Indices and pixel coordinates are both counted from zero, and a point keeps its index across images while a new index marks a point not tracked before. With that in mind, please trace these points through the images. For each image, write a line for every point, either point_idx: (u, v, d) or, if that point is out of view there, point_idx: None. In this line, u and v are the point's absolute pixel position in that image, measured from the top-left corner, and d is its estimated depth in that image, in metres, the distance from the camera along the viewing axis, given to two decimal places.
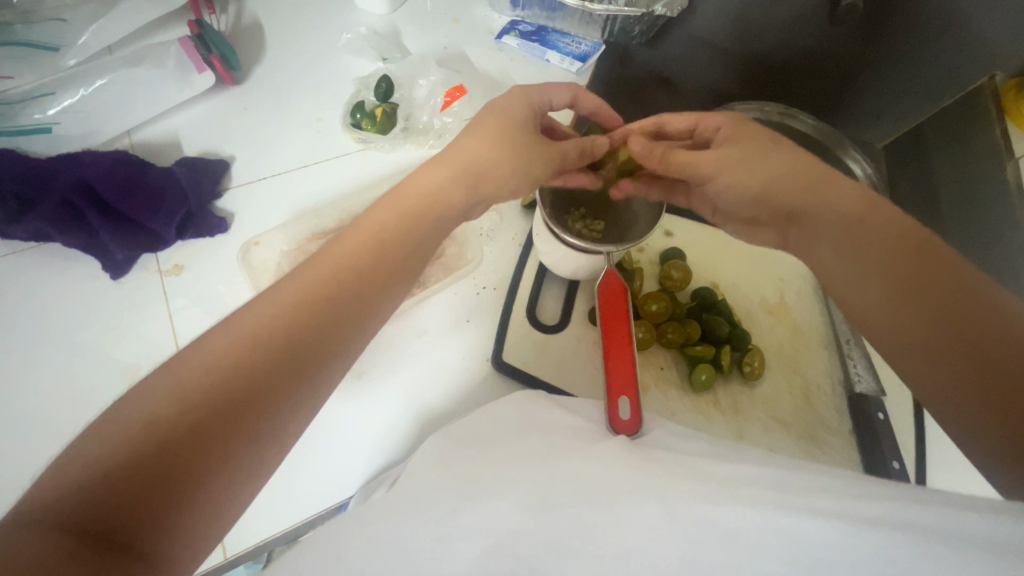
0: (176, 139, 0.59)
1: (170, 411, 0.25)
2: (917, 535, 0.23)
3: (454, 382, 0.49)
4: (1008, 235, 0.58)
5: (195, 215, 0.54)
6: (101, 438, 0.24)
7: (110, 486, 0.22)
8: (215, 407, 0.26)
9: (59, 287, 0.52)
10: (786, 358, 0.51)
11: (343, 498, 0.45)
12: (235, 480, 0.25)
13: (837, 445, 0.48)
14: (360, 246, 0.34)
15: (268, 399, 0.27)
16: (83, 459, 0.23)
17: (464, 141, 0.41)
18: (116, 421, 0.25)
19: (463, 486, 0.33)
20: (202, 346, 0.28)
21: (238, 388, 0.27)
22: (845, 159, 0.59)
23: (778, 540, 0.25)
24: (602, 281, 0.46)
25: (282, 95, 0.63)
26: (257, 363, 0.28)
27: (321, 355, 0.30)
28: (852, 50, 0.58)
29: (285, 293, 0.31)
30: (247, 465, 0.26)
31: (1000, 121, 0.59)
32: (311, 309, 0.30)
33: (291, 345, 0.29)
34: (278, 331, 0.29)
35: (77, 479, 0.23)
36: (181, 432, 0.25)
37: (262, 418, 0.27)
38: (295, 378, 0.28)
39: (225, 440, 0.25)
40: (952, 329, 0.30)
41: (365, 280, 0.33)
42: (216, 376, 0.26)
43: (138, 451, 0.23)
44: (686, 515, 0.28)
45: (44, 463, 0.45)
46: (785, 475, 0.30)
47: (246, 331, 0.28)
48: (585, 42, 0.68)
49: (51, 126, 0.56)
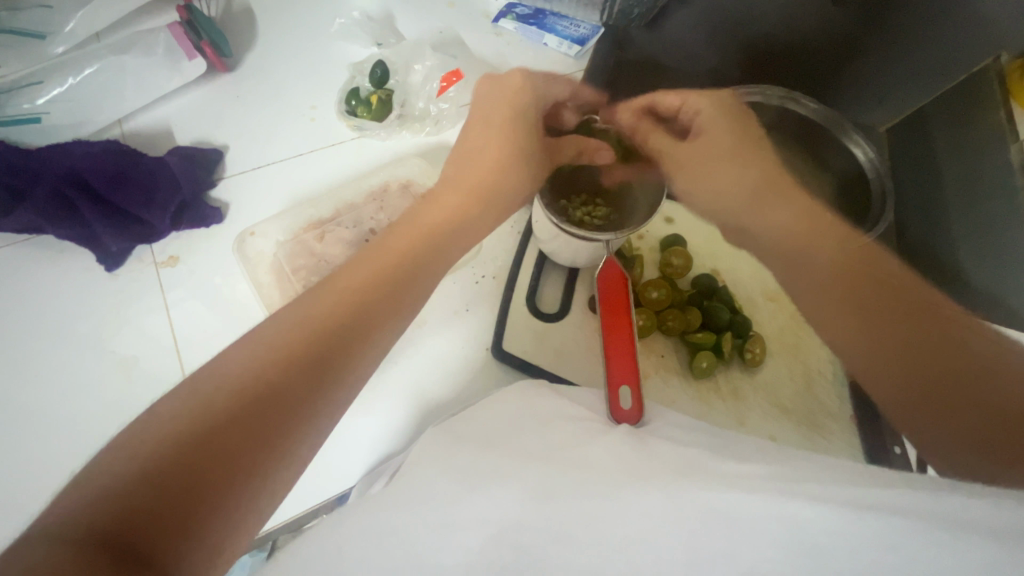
0: (168, 128, 0.58)
1: (195, 424, 0.25)
2: (917, 520, 0.23)
3: (454, 373, 0.49)
4: (1006, 225, 0.56)
5: (189, 205, 0.53)
6: (127, 453, 0.24)
7: (136, 498, 0.22)
8: (239, 420, 0.26)
9: (53, 279, 0.51)
10: (786, 344, 0.51)
11: (345, 489, 0.45)
12: (259, 492, 0.25)
13: (839, 430, 0.48)
14: (376, 269, 0.34)
15: (286, 416, 0.27)
16: (106, 471, 0.23)
17: (467, 169, 0.44)
18: (143, 436, 0.25)
19: (464, 476, 0.33)
20: (224, 362, 0.28)
21: (259, 404, 0.26)
22: (847, 142, 0.59)
23: (779, 527, 0.25)
24: (602, 270, 0.45)
25: (275, 82, 0.62)
26: (277, 380, 0.27)
27: (338, 372, 0.30)
28: (854, 32, 0.58)
29: (301, 311, 0.31)
30: (271, 479, 0.26)
31: (1004, 103, 0.57)
32: (328, 325, 0.30)
33: (310, 361, 0.29)
34: (299, 346, 0.29)
35: (100, 489, 0.23)
36: (206, 446, 0.24)
37: (281, 434, 0.27)
38: (315, 391, 0.28)
39: (250, 453, 0.25)
40: (925, 341, 0.32)
41: (380, 295, 0.33)
42: (240, 390, 0.27)
43: (162, 465, 0.23)
44: (688, 505, 0.27)
45: (45, 457, 0.45)
46: (788, 462, 0.30)
47: (268, 348, 0.28)
48: (583, 25, 0.68)
49: (40, 116, 0.55)
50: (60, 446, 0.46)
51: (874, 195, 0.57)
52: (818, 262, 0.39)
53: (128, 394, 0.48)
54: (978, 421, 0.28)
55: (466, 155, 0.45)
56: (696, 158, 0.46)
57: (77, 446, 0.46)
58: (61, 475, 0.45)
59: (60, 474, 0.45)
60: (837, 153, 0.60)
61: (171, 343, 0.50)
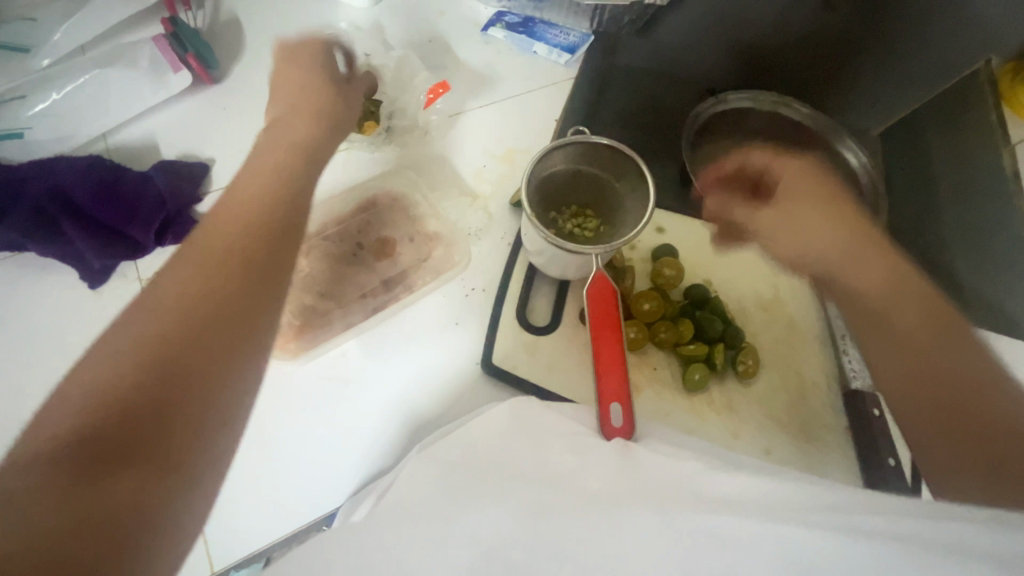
0: (154, 142, 0.58)
1: (122, 376, 0.29)
2: (908, 546, 0.23)
3: (443, 386, 0.48)
4: (1000, 228, 0.57)
5: (175, 220, 0.52)
6: (63, 409, 0.29)
7: (82, 455, 0.27)
8: (167, 371, 0.30)
9: (37, 297, 0.51)
10: (780, 355, 0.51)
11: (333, 509, 0.44)
12: (200, 426, 0.31)
13: (834, 442, 0.47)
14: (243, 231, 0.38)
15: (210, 370, 0.32)
16: (48, 431, 0.28)
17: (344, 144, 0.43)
18: (71, 394, 0.29)
19: (452, 494, 0.32)
20: (138, 315, 0.32)
21: (179, 362, 0.31)
22: (841, 149, 0.59)
23: (772, 547, 0.25)
24: (590, 283, 0.44)
25: (261, 94, 0.61)
26: (187, 336, 0.32)
27: (244, 319, 0.34)
28: (849, 29, 0.60)
29: (185, 275, 0.34)
30: (212, 416, 0.31)
31: (994, 107, 0.60)
32: (224, 273, 0.35)
33: (212, 313, 0.33)
34: (204, 296, 0.34)
35: (50, 446, 0.27)
36: (137, 404, 0.29)
37: (209, 383, 0.32)
38: (234, 335, 0.34)
39: (186, 394, 0.31)
40: (939, 394, 0.35)
41: (268, 246, 0.38)
42: (154, 352, 0.31)
43: (101, 422, 0.28)
44: (681, 526, 0.27)
45: None
46: (778, 481, 0.30)
47: (175, 300, 0.33)
48: (573, 32, 0.66)
49: (23, 131, 0.55)
50: None
51: (869, 199, 0.57)
52: (870, 304, 0.41)
53: None
54: (982, 459, 0.32)
55: (275, 98, 0.51)
56: (787, 222, 0.46)
57: None
58: None
59: None
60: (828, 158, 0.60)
61: None
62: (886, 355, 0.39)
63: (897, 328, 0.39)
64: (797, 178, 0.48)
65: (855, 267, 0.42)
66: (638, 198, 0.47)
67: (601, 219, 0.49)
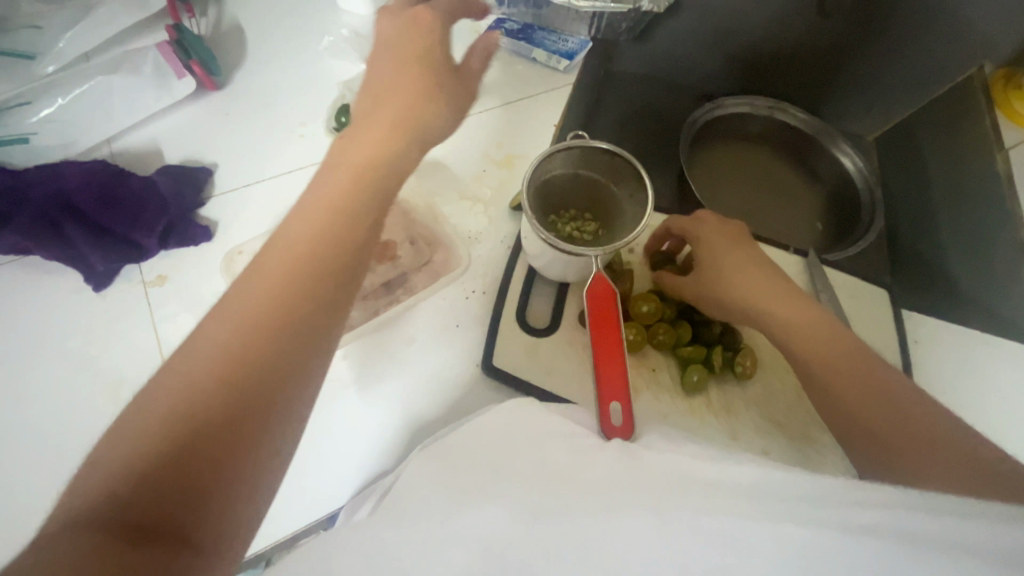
0: (156, 147, 0.58)
1: (180, 409, 0.26)
2: (910, 541, 0.24)
3: (445, 388, 0.49)
4: (996, 235, 0.55)
5: (177, 224, 0.53)
6: (117, 442, 0.25)
7: (137, 491, 0.23)
8: (232, 392, 0.27)
9: (41, 300, 0.51)
10: (779, 357, 0.51)
11: (335, 509, 0.45)
12: (254, 465, 0.27)
13: (830, 443, 0.48)
14: (319, 219, 0.34)
15: (283, 383, 0.29)
16: (106, 465, 0.24)
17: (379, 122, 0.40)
18: (127, 426, 0.26)
19: (453, 494, 0.33)
20: (205, 329, 0.29)
21: (248, 378, 0.28)
22: (836, 153, 0.62)
23: (771, 544, 0.26)
24: (590, 285, 0.45)
25: (264, 100, 0.62)
26: (258, 347, 0.28)
27: (319, 327, 0.31)
28: (842, 37, 0.61)
29: (250, 281, 0.31)
30: (266, 451, 0.27)
31: (988, 113, 0.57)
32: (301, 281, 0.31)
33: (286, 320, 0.30)
34: (265, 313, 0.29)
35: (105, 484, 0.24)
36: (200, 429, 0.26)
37: (279, 399, 0.28)
38: (295, 359, 0.29)
39: (242, 430, 0.27)
40: (888, 417, 0.36)
41: (348, 249, 0.33)
42: (217, 368, 0.27)
43: (161, 452, 0.25)
44: (678, 523, 0.27)
45: (31, 482, 0.45)
46: (775, 478, 0.30)
47: (243, 311, 0.29)
48: (571, 39, 0.65)
49: (28, 137, 0.55)
50: (48, 470, 0.45)
51: (864, 203, 0.59)
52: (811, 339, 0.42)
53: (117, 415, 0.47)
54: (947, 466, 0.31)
55: (381, 98, 0.41)
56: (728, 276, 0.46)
57: (64, 470, 0.45)
58: (47, 496, 0.44)
59: (46, 499, 0.44)
60: (824, 161, 0.63)
61: (161, 362, 0.49)
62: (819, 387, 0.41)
63: (837, 365, 0.40)
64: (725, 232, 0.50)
65: (779, 307, 0.44)
66: (638, 199, 0.47)
67: (600, 222, 0.50)
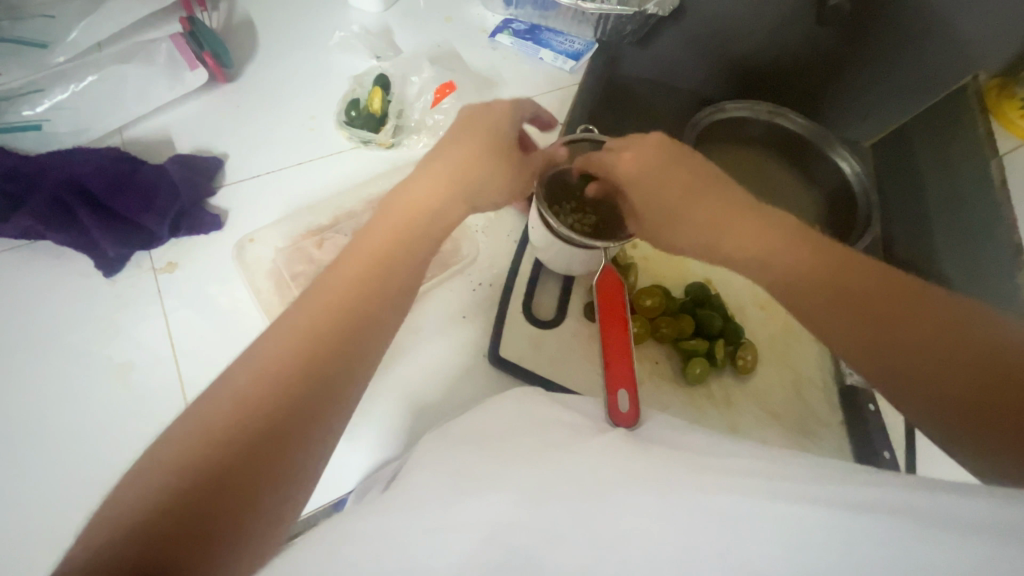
0: (168, 137, 0.59)
1: (199, 457, 0.26)
2: (906, 516, 0.24)
3: (451, 377, 0.49)
4: (985, 240, 0.57)
5: (188, 212, 0.54)
6: (139, 485, 0.26)
7: (154, 537, 0.24)
8: (249, 442, 0.27)
9: (50, 285, 0.51)
10: (776, 352, 0.52)
11: (341, 496, 0.45)
12: (268, 515, 0.27)
13: (828, 436, 0.49)
14: (351, 280, 0.34)
15: (299, 435, 0.29)
16: (126, 506, 0.25)
17: (454, 150, 0.42)
18: (151, 468, 0.26)
19: (460, 479, 0.33)
20: (229, 379, 0.30)
21: (266, 427, 0.28)
22: (834, 158, 0.62)
23: (774, 526, 0.25)
24: (599, 278, 0.46)
25: (275, 92, 0.63)
26: (278, 401, 0.29)
27: (340, 386, 0.31)
28: (837, 47, 0.62)
29: (277, 336, 0.32)
30: (279, 501, 0.27)
31: (982, 120, 0.59)
32: (325, 338, 0.32)
33: (310, 376, 0.30)
34: (290, 363, 0.30)
35: (123, 527, 0.24)
36: (214, 475, 0.26)
37: (295, 453, 0.28)
38: (316, 410, 0.30)
39: (259, 477, 0.27)
40: (958, 365, 0.29)
41: (373, 306, 0.34)
42: (239, 417, 0.28)
43: (177, 498, 0.25)
44: (681, 502, 0.28)
45: (38, 464, 0.45)
46: (782, 460, 0.31)
47: (268, 365, 0.30)
48: (577, 40, 0.69)
49: (40, 123, 0.56)
50: (55, 454, 0.45)
51: (861, 207, 0.59)
52: (799, 256, 0.37)
53: (123, 400, 0.48)
54: None
55: (454, 141, 0.43)
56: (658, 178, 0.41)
57: (72, 453, 0.45)
58: (50, 479, 0.45)
59: (51, 483, 0.44)
60: (825, 166, 0.63)
61: (168, 347, 0.50)
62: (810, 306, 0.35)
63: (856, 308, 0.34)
64: (649, 167, 0.42)
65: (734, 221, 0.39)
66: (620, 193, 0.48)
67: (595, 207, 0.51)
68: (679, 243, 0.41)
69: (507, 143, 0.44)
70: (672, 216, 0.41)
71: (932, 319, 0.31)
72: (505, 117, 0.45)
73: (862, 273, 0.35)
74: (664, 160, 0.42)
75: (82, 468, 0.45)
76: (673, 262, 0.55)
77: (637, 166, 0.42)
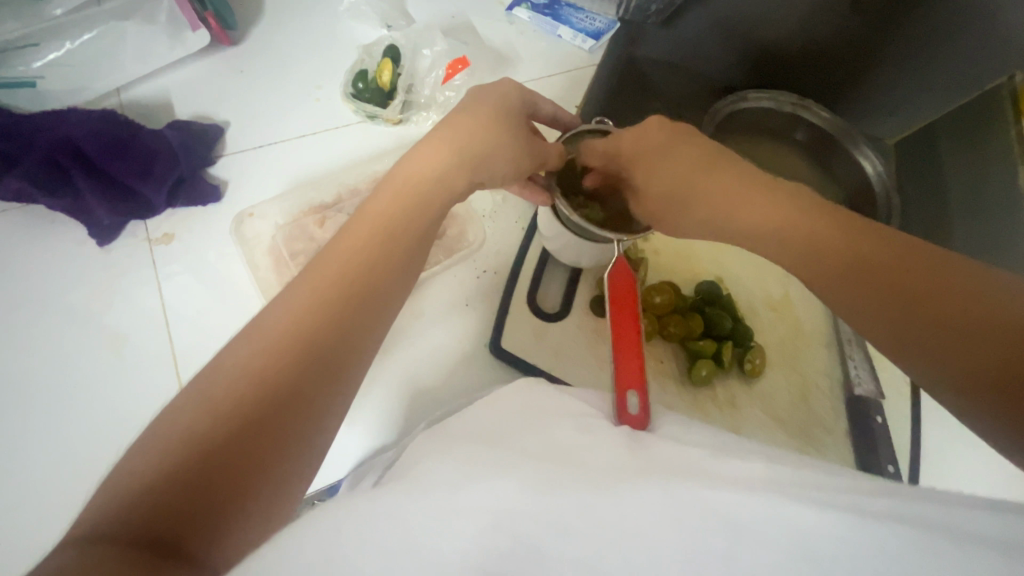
0: (168, 100, 0.58)
1: (205, 428, 0.25)
2: (923, 530, 0.23)
3: (450, 364, 0.48)
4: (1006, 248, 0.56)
5: (186, 181, 0.52)
6: (142, 455, 0.25)
7: (159, 508, 0.23)
8: (254, 414, 0.26)
9: (44, 251, 0.50)
10: (786, 356, 0.51)
11: (335, 481, 0.44)
12: (272, 489, 0.26)
13: (832, 444, 0.48)
14: (356, 252, 0.33)
15: (304, 408, 0.28)
16: (131, 476, 0.24)
17: (460, 120, 0.40)
18: (155, 440, 0.25)
19: (458, 464, 0.31)
20: (235, 350, 0.29)
21: (270, 400, 0.27)
22: (857, 156, 0.59)
23: (777, 530, 0.24)
24: (611, 271, 0.44)
25: (282, 57, 0.60)
26: (283, 373, 0.28)
27: (345, 360, 0.30)
28: (866, 39, 0.57)
29: (281, 307, 0.30)
30: (286, 474, 0.26)
31: (1016, 123, 0.56)
32: (329, 310, 0.30)
33: (315, 348, 0.29)
34: (295, 337, 0.29)
35: (128, 499, 0.23)
36: (219, 447, 0.25)
37: (301, 426, 0.27)
38: (320, 386, 0.29)
39: (263, 449, 0.26)
40: (992, 344, 0.26)
41: (377, 279, 0.33)
42: (244, 388, 0.27)
43: (181, 470, 0.24)
44: (686, 501, 0.26)
45: (32, 429, 0.45)
46: (792, 465, 0.30)
47: (272, 336, 0.29)
48: (599, 19, 0.66)
49: (35, 80, 0.54)
50: (47, 420, 0.45)
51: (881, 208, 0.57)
52: (821, 231, 0.33)
53: (116, 370, 0.47)
54: None
55: (459, 115, 0.41)
56: (655, 157, 0.40)
57: (64, 419, 0.45)
58: (40, 445, 0.44)
59: (42, 448, 0.44)
60: (846, 163, 0.61)
61: (163, 317, 0.49)
62: (836, 287, 0.32)
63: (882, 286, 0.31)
64: (648, 145, 0.40)
65: (745, 204, 0.36)
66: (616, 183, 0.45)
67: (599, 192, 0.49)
68: (693, 227, 0.39)
69: (517, 123, 0.42)
70: (679, 197, 0.38)
71: (967, 292, 0.28)
72: (515, 97, 0.44)
73: (896, 244, 0.32)
74: (668, 141, 0.40)
75: (73, 435, 0.45)
76: (683, 258, 0.53)
77: (636, 147, 0.41)
